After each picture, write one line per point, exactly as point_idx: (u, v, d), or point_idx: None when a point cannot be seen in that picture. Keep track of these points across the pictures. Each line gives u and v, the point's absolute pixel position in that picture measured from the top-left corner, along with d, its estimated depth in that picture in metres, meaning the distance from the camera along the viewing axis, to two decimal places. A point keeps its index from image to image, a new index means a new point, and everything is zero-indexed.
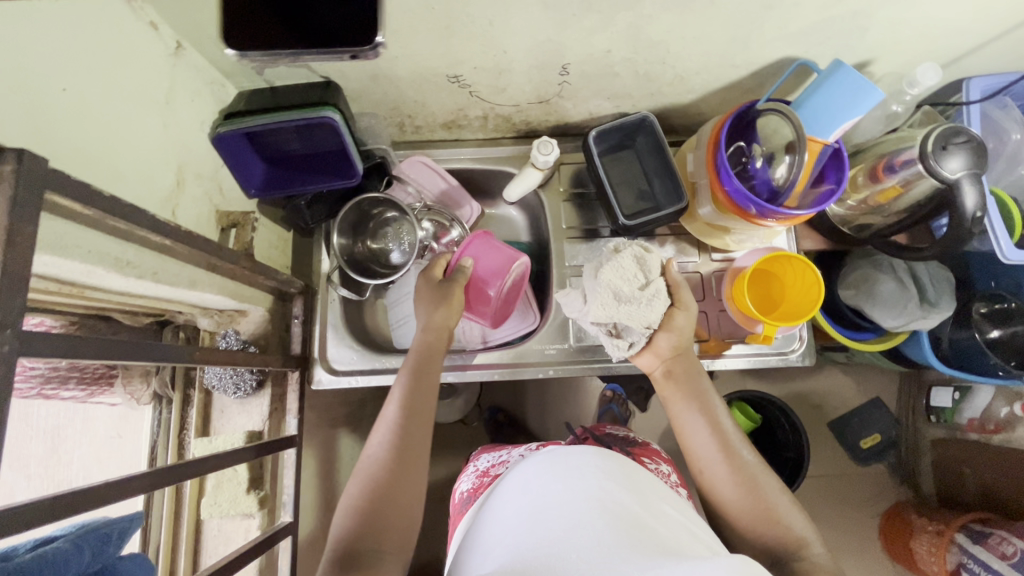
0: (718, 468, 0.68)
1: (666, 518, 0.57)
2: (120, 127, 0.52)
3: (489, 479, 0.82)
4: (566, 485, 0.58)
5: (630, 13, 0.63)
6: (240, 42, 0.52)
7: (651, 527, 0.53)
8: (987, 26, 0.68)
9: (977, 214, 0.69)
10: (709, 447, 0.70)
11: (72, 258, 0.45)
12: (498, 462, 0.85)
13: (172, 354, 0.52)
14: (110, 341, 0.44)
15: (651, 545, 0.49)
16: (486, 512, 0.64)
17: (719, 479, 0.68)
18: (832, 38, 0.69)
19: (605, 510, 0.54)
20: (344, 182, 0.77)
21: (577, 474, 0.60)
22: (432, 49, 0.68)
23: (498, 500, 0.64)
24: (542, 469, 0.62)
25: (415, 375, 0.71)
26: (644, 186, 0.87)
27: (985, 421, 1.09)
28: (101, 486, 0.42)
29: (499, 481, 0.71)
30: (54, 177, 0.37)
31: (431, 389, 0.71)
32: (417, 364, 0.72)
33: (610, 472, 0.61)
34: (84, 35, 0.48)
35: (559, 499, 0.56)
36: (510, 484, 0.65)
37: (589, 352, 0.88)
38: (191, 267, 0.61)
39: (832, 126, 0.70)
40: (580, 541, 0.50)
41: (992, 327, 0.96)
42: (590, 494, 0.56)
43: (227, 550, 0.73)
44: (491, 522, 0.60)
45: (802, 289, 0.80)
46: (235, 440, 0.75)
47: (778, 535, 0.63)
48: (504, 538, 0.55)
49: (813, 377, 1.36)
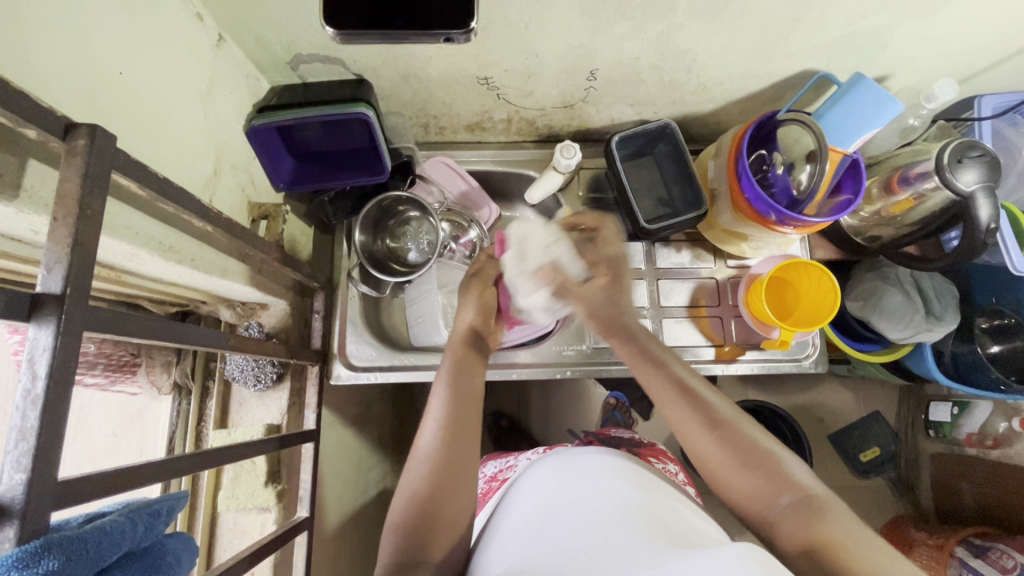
0: (693, 426, 0.60)
1: (678, 514, 0.57)
2: (165, 113, 0.53)
3: (497, 483, 0.81)
4: (577, 487, 0.58)
5: (662, 21, 0.65)
6: (340, 20, 0.51)
7: (663, 521, 0.53)
8: (1000, 46, 0.70)
9: (990, 226, 0.71)
10: (678, 404, 0.61)
11: (121, 239, 0.45)
12: (506, 466, 0.84)
13: (206, 339, 0.52)
14: (156, 321, 0.44)
15: (662, 538, 0.49)
16: (502, 511, 0.64)
17: (696, 439, 0.60)
18: (853, 53, 0.71)
19: (614, 509, 0.54)
20: (371, 178, 0.78)
21: (589, 474, 0.60)
22: (466, 51, 0.69)
23: (512, 502, 0.64)
24: (557, 472, 0.63)
25: (452, 385, 0.66)
26: (663, 193, 0.89)
27: (983, 437, 1.12)
28: (150, 465, 0.42)
29: (513, 482, 0.71)
30: (120, 155, 0.38)
31: (473, 391, 0.67)
32: (455, 371, 0.68)
33: (621, 474, 0.61)
34: (137, 20, 0.49)
35: (571, 500, 0.56)
36: (524, 485, 0.65)
37: (605, 354, 0.88)
38: (224, 257, 0.61)
39: (852, 136, 0.73)
40: (592, 540, 0.50)
41: (992, 343, 0.98)
42: (600, 496, 0.56)
43: (242, 544, 0.73)
44: (508, 520, 0.60)
45: (817, 295, 0.81)
46: (254, 432, 0.74)
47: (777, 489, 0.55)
48: (518, 535, 0.55)
49: (817, 389, 1.37)
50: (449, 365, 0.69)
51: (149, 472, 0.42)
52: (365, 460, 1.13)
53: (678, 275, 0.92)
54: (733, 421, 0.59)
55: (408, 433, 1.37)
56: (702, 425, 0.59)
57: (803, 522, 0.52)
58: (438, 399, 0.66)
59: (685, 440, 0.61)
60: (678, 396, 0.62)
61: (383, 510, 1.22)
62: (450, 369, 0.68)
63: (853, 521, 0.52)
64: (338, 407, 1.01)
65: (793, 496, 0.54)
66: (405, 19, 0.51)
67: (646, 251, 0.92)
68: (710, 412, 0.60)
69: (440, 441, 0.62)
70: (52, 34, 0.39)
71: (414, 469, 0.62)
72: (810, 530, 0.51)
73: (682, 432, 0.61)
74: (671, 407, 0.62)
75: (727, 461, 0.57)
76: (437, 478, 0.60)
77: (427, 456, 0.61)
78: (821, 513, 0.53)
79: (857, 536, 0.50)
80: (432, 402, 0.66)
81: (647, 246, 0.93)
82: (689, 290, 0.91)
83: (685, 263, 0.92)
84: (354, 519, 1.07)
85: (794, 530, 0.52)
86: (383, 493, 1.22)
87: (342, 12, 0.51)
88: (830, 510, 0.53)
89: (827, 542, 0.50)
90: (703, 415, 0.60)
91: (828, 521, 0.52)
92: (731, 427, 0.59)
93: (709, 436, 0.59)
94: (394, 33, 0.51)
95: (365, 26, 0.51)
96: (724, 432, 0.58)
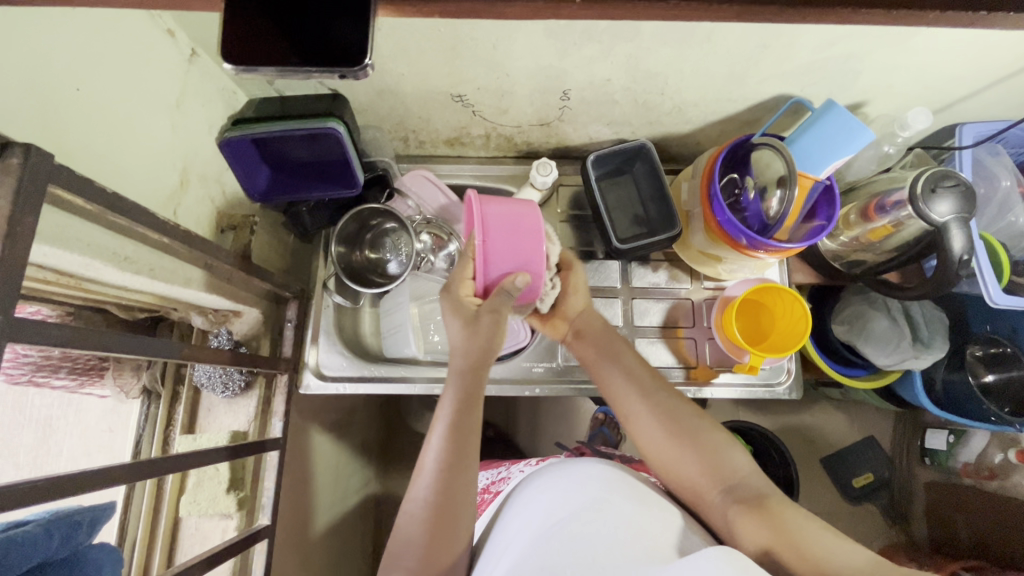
0: (640, 410, 0.66)
1: (669, 529, 0.54)
2: (129, 126, 0.54)
3: (491, 495, 0.79)
4: (567, 498, 0.56)
5: (629, 44, 0.65)
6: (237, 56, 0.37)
7: (649, 535, 0.51)
8: (978, 75, 0.69)
9: (964, 257, 0.70)
10: (632, 399, 0.67)
11: (71, 250, 0.46)
12: (499, 479, 0.83)
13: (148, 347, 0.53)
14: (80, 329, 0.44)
15: (643, 556, 0.48)
16: (501, 521, 0.63)
17: (643, 425, 0.66)
18: (826, 79, 0.70)
19: (599, 522, 0.52)
20: (343, 191, 0.78)
21: (577, 486, 0.57)
22: (438, 69, 0.70)
23: (504, 518, 0.63)
24: (548, 485, 0.60)
25: (453, 424, 0.64)
26: (639, 212, 0.89)
27: (979, 467, 1.09)
28: (45, 484, 0.42)
29: (511, 492, 0.68)
30: (61, 171, 0.39)
31: (473, 426, 0.65)
32: (457, 409, 0.65)
33: (612, 482, 0.59)
34: (99, 37, 0.50)
35: (563, 513, 0.54)
36: (517, 502, 0.62)
37: (576, 373, 0.88)
38: (187, 266, 0.62)
39: (822, 164, 0.71)
40: (577, 558, 0.48)
41: (986, 370, 0.96)
42: (590, 507, 0.54)
43: (203, 549, 0.74)
44: (502, 535, 0.59)
45: (789, 319, 0.81)
46: (218, 439, 0.75)
47: (715, 473, 0.60)
48: (508, 554, 0.53)
49: (810, 410, 1.33)
50: (446, 407, 0.66)
51: (34, 493, 0.41)
52: (346, 466, 1.13)
53: (654, 295, 0.91)
54: (673, 408, 0.66)
55: (394, 439, 1.37)
56: (646, 410, 0.66)
57: (745, 508, 0.56)
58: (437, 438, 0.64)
59: (638, 436, 0.67)
60: (628, 383, 0.69)
61: (363, 517, 1.22)
62: (447, 413, 0.65)
63: (800, 511, 0.56)
64: (321, 413, 1.02)
65: (733, 482, 0.60)
66: (299, 57, 0.37)
67: (622, 270, 0.92)
68: (658, 402, 0.66)
69: (439, 483, 0.61)
70: (5, 56, 0.41)
71: (406, 520, 0.61)
72: (754, 520, 0.55)
73: (634, 425, 0.67)
74: (626, 400, 0.68)
75: (670, 449, 0.63)
76: (436, 518, 0.60)
77: (427, 497, 0.61)
78: (761, 501, 0.57)
79: (798, 522, 0.54)
80: (432, 445, 0.64)
81: (624, 265, 0.92)
82: (664, 310, 0.91)
83: (662, 283, 0.92)
84: (334, 524, 1.08)
85: (736, 513, 0.57)
86: (363, 499, 1.22)
87: (235, 42, 0.36)
88: (770, 499, 0.57)
89: (774, 529, 0.53)
90: (654, 409, 0.66)
91: (769, 506, 0.56)
92: (675, 415, 0.65)
93: (656, 424, 0.65)
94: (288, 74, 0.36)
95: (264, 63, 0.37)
96: (669, 425, 0.64)
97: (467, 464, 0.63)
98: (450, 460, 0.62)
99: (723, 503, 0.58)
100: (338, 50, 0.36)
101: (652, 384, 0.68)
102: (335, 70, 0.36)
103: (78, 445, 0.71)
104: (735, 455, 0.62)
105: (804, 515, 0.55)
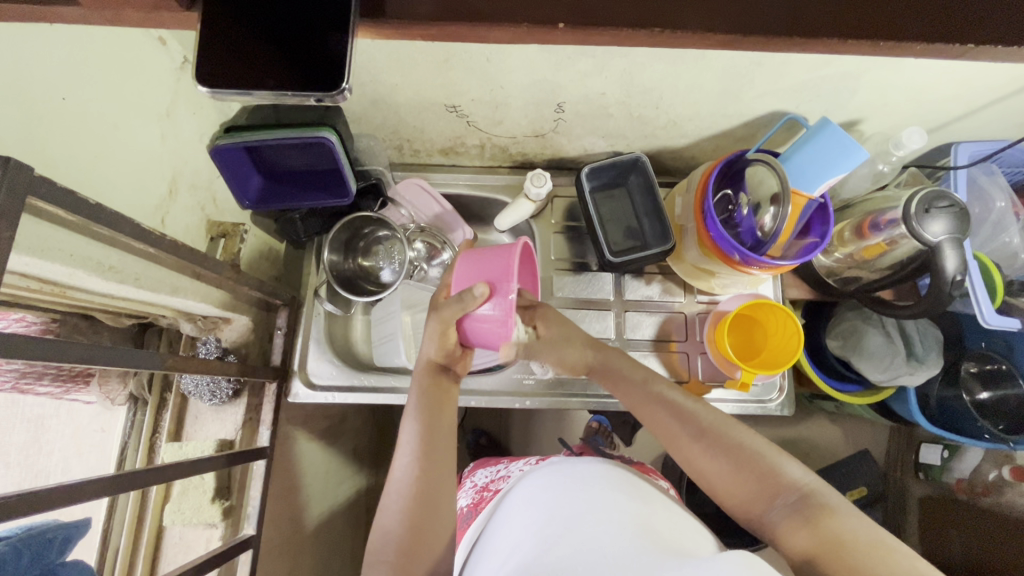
0: (686, 441, 0.62)
1: (673, 524, 0.53)
2: (112, 113, 0.54)
3: (490, 493, 0.74)
4: (569, 495, 0.53)
5: (624, 60, 0.64)
6: (216, 78, 0.46)
7: (656, 531, 0.48)
8: (973, 95, 0.69)
9: (957, 277, 0.69)
10: (673, 427, 0.63)
11: (53, 260, 0.46)
12: (499, 477, 0.77)
13: (125, 358, 0.54)
14: (28, 339, 0.43)
15: (651, 545, 0.45)
16: (497, 521, 0.59)
17: (692, 452, 0.62)
18: (821, 96, 0.70)
19: (606, 517, 0.49)
20: (335, 201, 0.77)
21: (582, 484, 0.54)
22: (432, 80, 0.70)
23: (502, 516, 0.58)
24: (549, 483, 0.57)
25: (422, 416, 0.65)
26: (633, 224, 0.88)
27: (974, 483, 1.08)
28: (9, 500, 0.41)
29: (507, 492, 0.64)
30: (45, 183, 0.40)
31: (444, 426, 0.65)
32: (424, 403, 0.66)
33: (617, 485, 0.55)
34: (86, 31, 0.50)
35: (566, 509, 0.50)
36: (516, 496, 0.59)
37: (567, 386, 0.87)
38: (175, 275, 0.62)
39: (816, 182, 0.70)
40: (584, 546, 0.45)
41: (981, 388, 0.95)
42: (596, 506, 0.50)
43: (186, 559, 0.73)
44: (498, 538, 0.54)
45: (783, 337, 0.80)
46: (205, 448, 0.75)
47: (773, 492, 0.57)
48: (507, 554, 0.49)
49: (804, 423, 1.30)
50: (415, 396, 0.67)
51: (7, 510, 0.41)
52: (336, 473, 1.12)
53: (647, 308, 0.91)
54: (720, 428, 0.62)
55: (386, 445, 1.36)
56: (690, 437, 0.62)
57: (801, 519, 0.54)
58: (409, 432, 0.64)
59: (685, 463, 0.63)
60: (668, 413, 0.64)
61: (354, 523, 1.21)
62: (417, 401, 0.66)
63: (860, 520, 0.52)
64: (312, 419, 1.01)
65: (796, 494, 0.56)
66: (292, 82, 0.47)
67: (616, 281, 0.91)
68: (702, 427, 0.62)
69: (414, 476, 0.61)
70: None
71: (388, 507, 0.60)
72: (806, 530, 0.53)
73: (681, 454, 0.63)
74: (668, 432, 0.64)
75: (723, 473, 0.59)
76: (414, 517, 0.58)
77: (402, 491, 0.60)
78: (816, 513, 0.54)
79: (860, 528, 0.51)
80: (403, 435, 0.64)
81: (617, 277, 0.91)
82: (656, 323, 0.90)
83: (655, 296, 0.91)
84: (324, 532, 1.07)
85: (799, 528, 0.53)
86: (355, 505, 1.21)
87: (217, 70, 0.46)
88: (824, 509, 0.54)
89: (827, 537, 0.51)
90: (699, 437, 0.62)
91: (824, 516, 0.53)
92: (722, 436, 0.61)
93: (703, 450, 0.61)
94: (277, 95, 0.47)
95: (254, 84, 0.47)
96: (716, 448, 0.60)
97: (443, 460, 0.62)
98: (425, 456, 0.62)
99: (783, 520, 0.55)
100: (323, 75, 0.47)
101: (692, 409, 0.64)
102: (319, 93, 0.47)
103: (69, 446, 0.73)
104: (788, 466, 0.58)
105: (869, 526, 0.52)
